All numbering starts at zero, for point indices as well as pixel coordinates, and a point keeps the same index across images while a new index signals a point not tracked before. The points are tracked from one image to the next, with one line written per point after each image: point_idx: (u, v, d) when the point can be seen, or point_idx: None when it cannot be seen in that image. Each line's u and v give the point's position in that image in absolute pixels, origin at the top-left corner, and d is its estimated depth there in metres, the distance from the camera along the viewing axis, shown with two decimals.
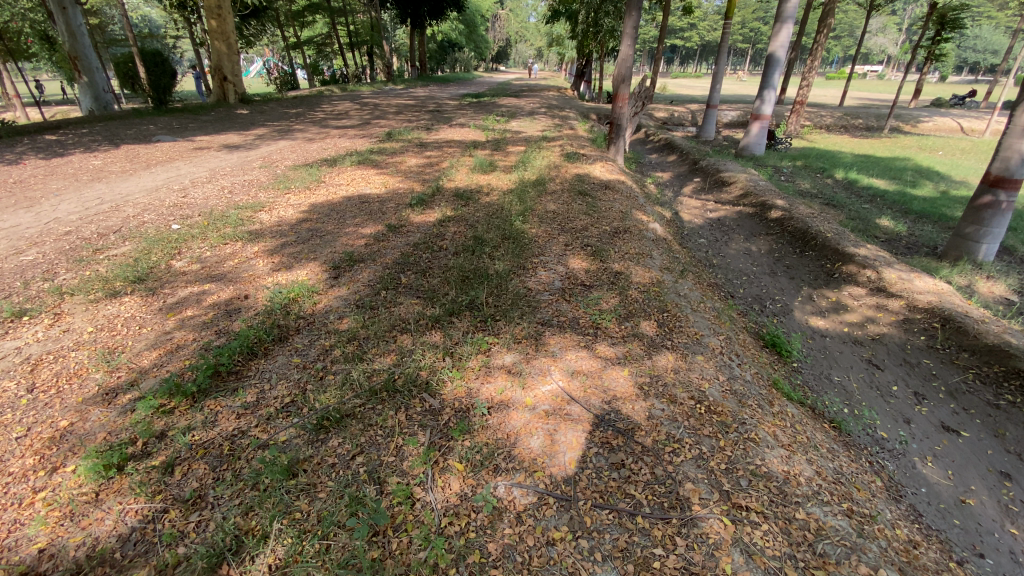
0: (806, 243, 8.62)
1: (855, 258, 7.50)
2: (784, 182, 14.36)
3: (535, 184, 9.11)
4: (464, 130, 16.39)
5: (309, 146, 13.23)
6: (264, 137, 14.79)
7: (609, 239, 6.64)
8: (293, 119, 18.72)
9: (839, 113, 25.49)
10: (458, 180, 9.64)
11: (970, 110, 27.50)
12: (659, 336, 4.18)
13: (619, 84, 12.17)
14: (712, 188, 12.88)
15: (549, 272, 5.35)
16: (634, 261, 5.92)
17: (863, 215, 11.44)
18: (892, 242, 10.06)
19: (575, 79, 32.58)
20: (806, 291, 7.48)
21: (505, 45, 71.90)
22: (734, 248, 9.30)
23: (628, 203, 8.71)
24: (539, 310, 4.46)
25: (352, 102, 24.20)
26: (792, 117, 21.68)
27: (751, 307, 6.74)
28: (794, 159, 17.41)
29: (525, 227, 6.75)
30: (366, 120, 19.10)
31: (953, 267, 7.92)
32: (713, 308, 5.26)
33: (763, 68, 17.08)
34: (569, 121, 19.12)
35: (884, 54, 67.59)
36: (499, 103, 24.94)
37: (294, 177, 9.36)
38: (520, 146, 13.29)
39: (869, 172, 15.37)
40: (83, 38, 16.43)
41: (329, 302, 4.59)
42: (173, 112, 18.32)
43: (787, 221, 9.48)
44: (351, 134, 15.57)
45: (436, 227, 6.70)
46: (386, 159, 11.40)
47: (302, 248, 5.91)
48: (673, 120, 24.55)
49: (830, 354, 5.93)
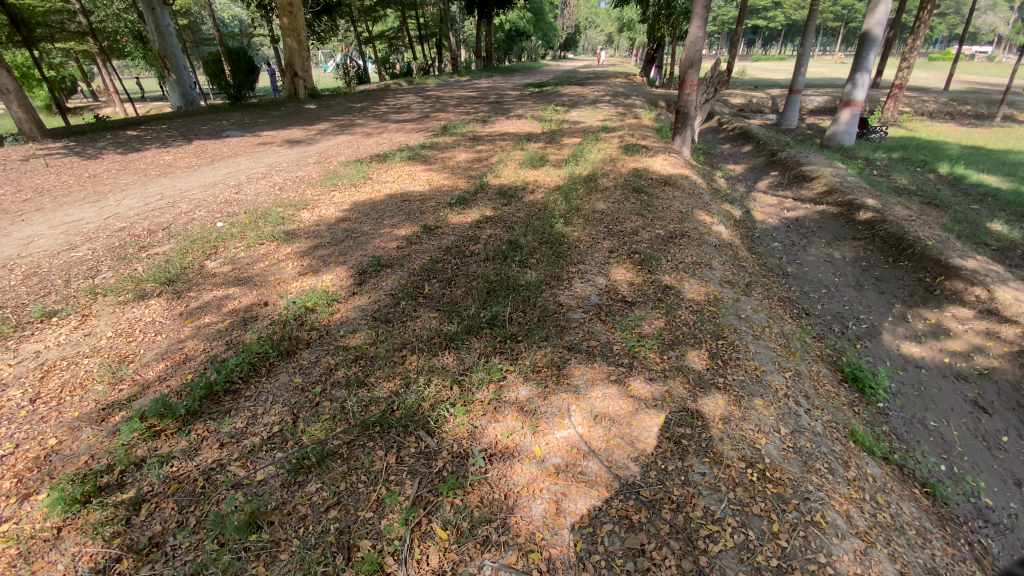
0: (901, 251, 7.43)
1: (962, 272, 6.32)
2: (876, 177, 12.71)
3: (587, 180, 8.47)
4: (521, 122, 15.89)
5: (365, 141, 13.30)
6: (325, 131, 15.08)
7: (662, 245, 5.93)
8: (355, 113, 19.00)
9: (946, 98, 22.50)
10: (506, 175, 9.20)
11: None
12: (708, 371, 3.55)
13: (686, 69, 11.18)
14: (790, 184, 11.58)
15: (587, 284, 4.80)
16: (689, 273, 5.22)
17: (972, 218, 9.82)
18: (1009, 250, 8.54)
19: (644, 64, 30.99)
20: (898, 309, 6.40)
21: (574, 33, 70.17)
22: (812, 254, 8.21)
23: (690, 202, 7.87)
24: (567, 332, 3.95)
25: (415, 95, 24.38)
26: (889, 102, 19.31)
27: (828, 327, 5.81)
28: (889, 150, 15.44)
29: (569, 230, 6.19)
30: (425, 112, 19.08)
31: None
32: (781, 332, 4.48)
33: (857, 48, 15.19)
34: (633, 109, 18.09)
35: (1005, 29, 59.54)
36: (562, 92, 24.13)
37: (342, 173, 9.34)
38: (577, 138, 12.60)
39: (982, 166, 13.31)
40: (170, 38, 17.51)
41: (346, 312, 4.31)
42: (246, 108, 19.18)
43: (878, 224, 8.25)
44: (407, 128, 15.55)
45: (472, 229, 6.30)
46: (436, 153, 11.18)
47: (333, 249, 5.69)
48: (750, 107, 22.68)
49: (926, 390, 4.96)
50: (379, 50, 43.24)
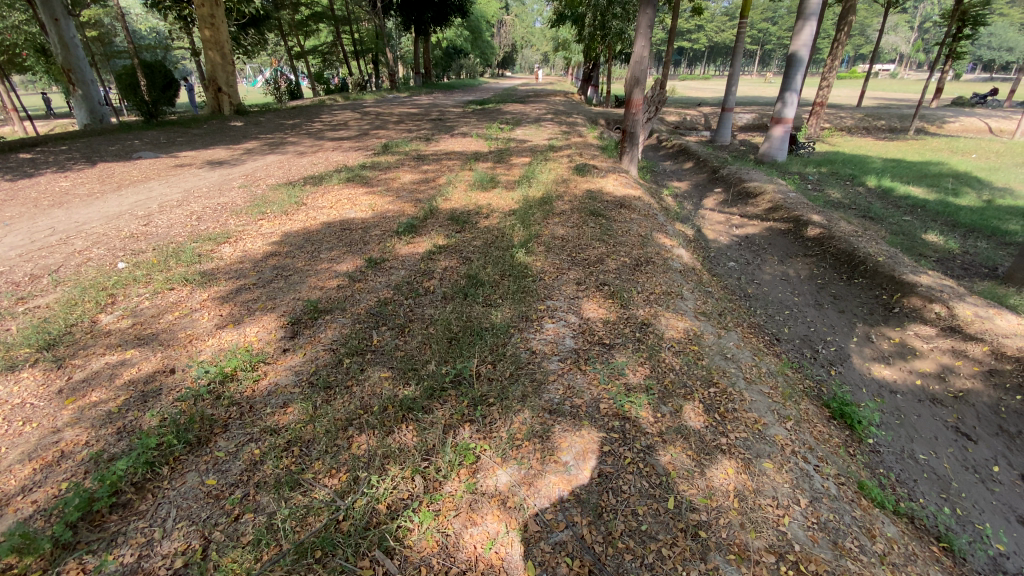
0: (854, 268, 7.50)
1: (918, 289, 6.38)
2: (812, 192, 13.21)
3: (542, 204, 8.05)
4: (465, 140, 15.42)
5: (298, 161, 12.33)
6: (253, 151, 13.91)
7: (630, 274, 5.54)
8: (287, 131, 17.84)
9: (860, 114, 24.23)
10: (455, 199, 8.65)
11: (996, 108, 26.21)
12: (709, 430, 3.12)
13: (631, 87, 11.13)
14: (735, 200, 11.75)
15: (559, 325, 4.30)
16: (663, 306, 4.84)
17: (906, 230, 10.26)
18: (945, 261, 8.90)
19: (582, 83, 31.58)
20: (861, 329, 6.38)
21: (511, 51, 71.06)
22: (768, 273, 8.18)
23: (648, 224, 7.61)
24: (545, 388, 3.38)
25: (352, 112, 23.41)
26: (812, 119, 20.47)
27: (801, 353, 5.63)
28: (819, 165, 16.23)
29: (530, 260, 5.70)
30: (364, 130, 18.19)
31: None
32: (769, 371, 4.16)
33: (784, 69, 15.95)
34: (577, 127, 18.11)
35: (897, 53, 66.08)
36: (504, 109, 23.94)
37: (272, 199, 8.43)
38: (525, 157, 12.27)
39: (904, 178, 14.15)
40: (77, 51, 15.73)
41: (275, 378, 3.56)
42: (164, 126, 17.50)
43: (827, 240, 8.38)
44: (345, 147, 14.67)
45: (423, 262, 5.65)
46: (378, 174, 10.44)
47: (259, 292, 4.87)
48: (685, 124, 23.43)
49: (906, 419, 4.82)
50: (312, 65, 41.66)
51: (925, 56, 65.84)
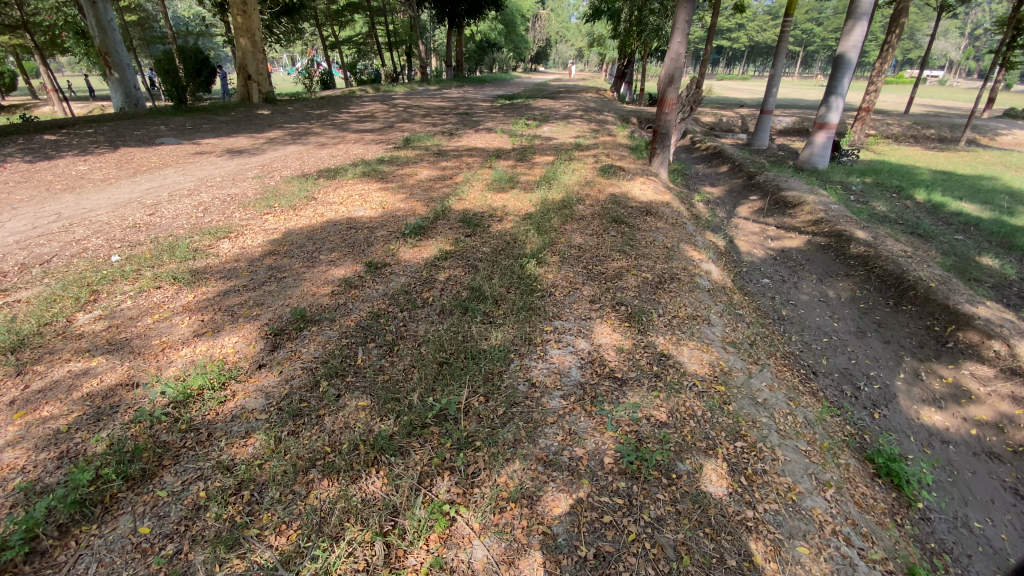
0: (902, 293, 6.79)
1: (976, 322, 5.66)
2: (854, 203, 12.33)
3: (561, 208, 7.57)
4: (489, 136, 15.01)
5: (317, 152, 12.12)
6: (275, 140, 13.78)
7: (650, 293, 5.02)
8: (313, 121, 17.72)
9: (908, 122, 22.87)
10: (471, 198, 8.25)
11: None
12: (733, 499, 2.63)
13: (665, 86, 10.49)
14: (771, 210, 11.01)
15: (566, 351, 3.82)
16: (687, 333, 4.32)
17: (958, 250, 9.39)
18: (1002, 288, 8.04)
19: (615, 80, 30.77)
20: (909, 364, 5.71)
21: (544, 46, 70.25)
22: (805, 293, 7.52)
23: (674, 234, 7.05)
24: (541, 433, 2.93)
25: (380, 103, 23.21)
26: (856, 126, 19.35)
27: (840, 391, 5.03)
28: (862, 175, 15.24)
29: (541, 272, 5.24)
30: (389, 122, 17.95)
31: None
32: (806, 420, 3.61)
33: (830, 71, 14.99)
34: (606, 126, 17.48)
35: (949, 58, 62.88)
36: (533, 105, 23.39)
37: (283, 191, 8.17)
38: (548, 156, 11.77)
39: (955, 193, 13.12)
40: (113, 34, 15.86)
41: (243, 401, 3.20)
42: (192, 112, 17.56)
43: (872, 260, 7.66)
44: (367, 139, 14.42)
45: (426, 269, 5.26)
46: (395, 169, 10.11)
47: (247, 296, 4.56)
48: (720, 126, 22.50)
49: (962, 478, 4.21)
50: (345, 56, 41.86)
51: (980, 63, 62.48)
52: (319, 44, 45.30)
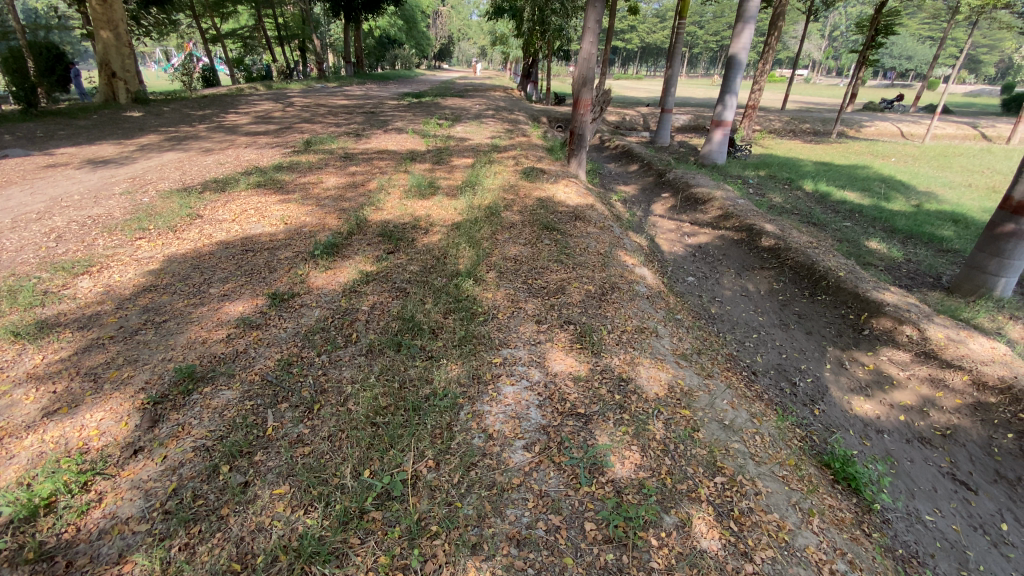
0: (816, 283, 7.14)
1: (886, 308, 6.04)
2: (755, 196, 13.14)
3: (488, 215, 7.13)
4: (400, 137, 14.17)
5: (202, 160, 10.64)
6: (149, 147, 11.95)
7: (596, 306, 4.71)
8: (195, 124, 15.72)
9: (787, 117, 25.08)
10: (388, 208, 7.55)
11: (902, 113, 28.11)
12: (729, 553, 2.36)
13: (580, 87, 10.40)
14: (684, 206, 11.36)
15: (521, 387, 3.39)
16: (640, 350, 4.08)
17: (850, 237, 10.22)
18: (892, 270, 8.80)
19: (522, 79, 30.82)
20: (833, 354, 5.97)
21: (447, 43, 69.05)
22: (728, 288, 7.72)
23: (606, 239, 6.88)
24: (509, 502, 2.48)
25: (273, 102, 21.22)
26: (745, 122, 20.84)
27: (780, 390, 5.10)
28: (757, 168, 16.37)
29: (478, 291, 4.78)
30: (286, 123, 16.37)
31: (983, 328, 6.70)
32: (770, 435, 3.48)
33: (724, 71, 15.87)
34: (519, 125, 17.27)
35: (810, 58, 70.60)
36: (443, 104, 22.66)
37: (159, 209, 6.92)
38: (466, 159, 11.25)
39: (836, 182, 14.45)
40: None
41: (114, 508, 2.43)
42: (38, 115, 14.79)
43: (784, 252, 8.04)
44: (261, 143, 12.98)
45: (345, 297, 4.59)
46: (297, 177, 9.09)
47: (116, 352, 3.64)
48: (626, 124, 23.27)
49: (901, 467, 4.36)
50: (230, 51, 38.12)
51: (834, 62, 70.80)
52: (197, 37, 40.81)
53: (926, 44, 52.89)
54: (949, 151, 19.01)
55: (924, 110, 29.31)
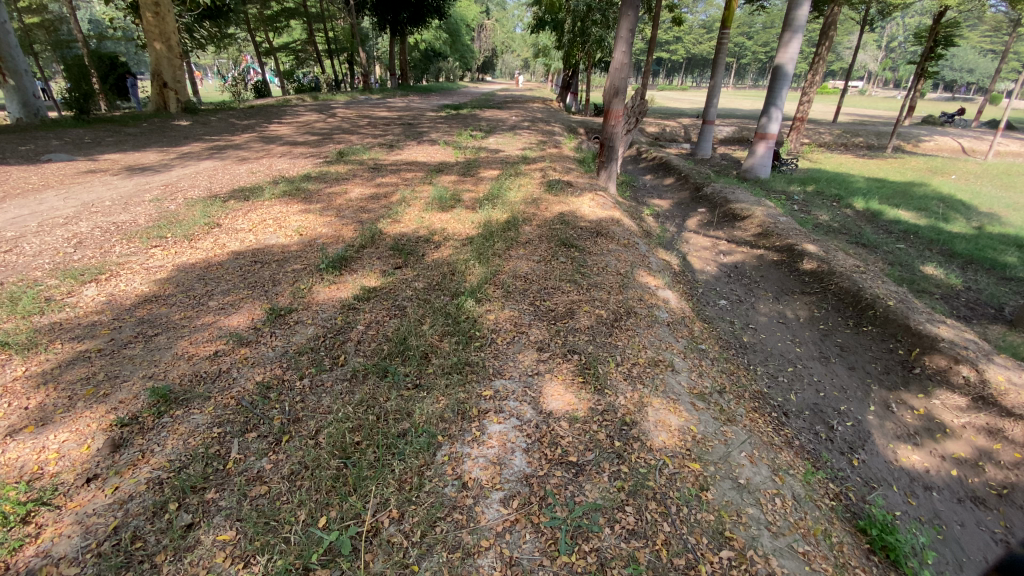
0: (861, 312, 6.50)
1: (941, 345, 5.37)
2: (799, 214, 12.36)
3: (505, 230, 6.86)
4: (431, 148, 14.14)
5: (235, 169, 10.88)
6: (189, 155, 12.35)
7: (607, 333, 4.33)
8: (237, 133, 16.24)
9: (838, 130, 23.82)
10: (406, 220, 7.41)
11: (966, 128, 26.27)
12: None
13: (611, 98, 10.06)
14: (720, 223, 10.76)
15: (508, 426, 3.08)
16: (650, 387, 3.67)
17: (902, 261, 9.38)
18: (949, 298, 7.96)
19: (560, 90, 30.64)
20: (878, 395, 5.34)
21: (490, 57, 69.87)
22: (763, 314, 7.13)
23: (628, 257, 6.48)
24: (473, 570, 2.17)
25: (315, 113, 21.77)
26: (792, 135, 19.86)
27: (813, 435, 4.55)
28: (803, 184, 15.49)
29: (480, 312, 4.50)
30: (323, 133, 16.68)
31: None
32: (796, 496, 3.01)
33: (768, 82, 15.14)
34: (552, 137, 17.00)
35: (865, 70, 67.52)
36: (479, 116, 22.70)
37: (182, 217, 7.01)
38: (493, 170, 11.06)
39: (890, 201, 13.45)
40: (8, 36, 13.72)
41: (49, 545, 2.25)
42: (95, 123, 15.60)
43: (826, 276, 7.39)
44: (295, 152, 13.22)
45: (342, 313, 4.42)
46: (321, 187, 9.12)
47: (99, 367, 3.55)
48: (665, 136, 22.65)
49: (954, 535, 3.78)
50: (281, 63, 39.69)
51: (892, 74, 67.45)
52: (252, 51, 42.71)
53: (994, 55, 49.71)
54: (1018, 168, 17.50)
55: (988, 125, 27.37)
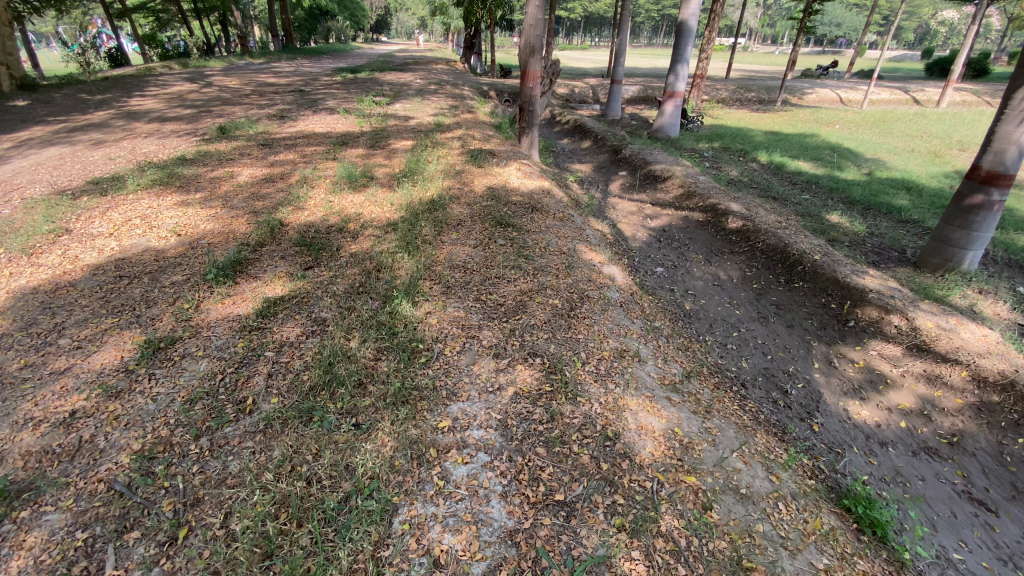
0: (791, 269, 6.61)
1: (871, 296, 5.55)
2: (713, 171, 12.66)
3: (431, 211, 6.13)
4: (331, 118, 12.71)
5: (88, 155, 8.94)
6: (26, 141, 10.07)
7: (565, 326, 3.89)
8: (89, 111, 13.56)
9: (733, 86, 24.92)
10: (314, 206, 6.42)
11: (839, 79, 28.62)
12: None
13: (527, 57, 9.43)
14: (643, 185, 10.66)
15: (477, 466, 2.55)
16: (623, 385, 3.29)
17: (811, 211, 9.86)
18: (858, 245, 8.43)
19: (464, 51, 29.20)
20: (819, 351, 5.44)
21: (384, 15, 65.24)
22: (699, 279, 7.07)
23: (566, 232, 6.05)
24: None
25: (186, 83, 18.87)
26: (695, 92, 20.38)
27: (773, 405, 4.54)
28: (710, 140, 15.95)
29: (418, 317, 3.86)
30: (199, 106, 14.44)
31: (962, 311, 6.30)
32: (792, 493, 2.81)
33: (674, 39, 15.14)
34: (463, 101, 16.03)
35: (747, 27, 71.51)
36: (380, 80, 20.93)
37: (16, 224, 5.50)
38: (406, 142, 10.08)
39: (789, 153, 14.17)
40: None
41: None
42: None
43: (754, 233, 7.47)
44: (167, 131, 11.27)
45: (245, 339, 3.59)
46: (204, 171, 7.73)
47: None
48: (575, 96, 22.37)
49: (912, 489, 3.88)
50: (137, 25, 34.03)
51: (770, 30, 72.06)
52: (97, 11, 36.16)
53: (853, 12, 54.73)
54: (887, 115, 19.27)
55: (857, 76, 29.99)
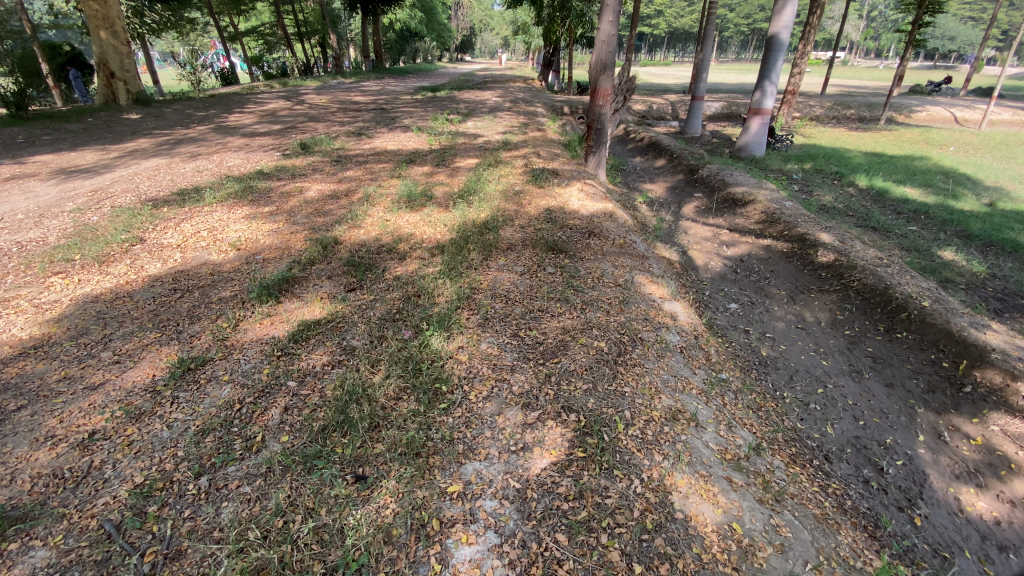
0: (892, 315, 5.66)
1: (996, 357, 4.56)
2: (801, 195, 11.52)
3: (482, 233, 5.89)
4: (403, 135, 12.99)
5: (180, 167, 9.63)
6: (133, 153, 11.08)
7: (610, 375, 3.43)
8: (192, 126, 14.81)
9: (829, 103, 22.97)
10: (369, 224, 6.40)
11: (954, 96, 25.59)
12: None
13: (598, 74, 9.04)
14: (719, 209, 9.85)
15: (483, 549, 2.19)
16: (672, 457, 2.78)
17: (918, 246, 8.60)
18: (977, 289, 7.18)
19: (542, 69, 29.24)
20: (925, 419, 4.54)
21: (469, 36, 67.54)
22: (779, 319, 6.26)
23: (625, 260, 5.57)
24: None
25: (280, 100, 20.25)
26: (784, 109, 18.93)
27: (863, 486, 3.80)
28: (800, 161, 14.64)
29: (448, 352, 3.57)
30: (286, 122, 15.35)
31: None
32: None
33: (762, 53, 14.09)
34: (534, 118, 15.90)
35: (847, 40, 66.49)
36: (457, 98, 21.37)
37: (100, 232, 5.88)
38: (471, 159, 10.01)
39: (893, 177, 12.64)
40: None
41: None
42: (33, 119, 14.09)
43: (846, 270, 6.54)
44: (254, 145, 12.00)
45: (272, 365, 3.47)
46: (276, 185, 8.04)
47: None
48: (652, 113, 21.61)
49: None
50: (248, 48, 37.45)
51: (874, 43, 66.56)
52: (216, 36, 40.24)
53: (972, 23, 49.28)
54: (1015, 137, 16.86)
55: (977, 93, 26.71)
